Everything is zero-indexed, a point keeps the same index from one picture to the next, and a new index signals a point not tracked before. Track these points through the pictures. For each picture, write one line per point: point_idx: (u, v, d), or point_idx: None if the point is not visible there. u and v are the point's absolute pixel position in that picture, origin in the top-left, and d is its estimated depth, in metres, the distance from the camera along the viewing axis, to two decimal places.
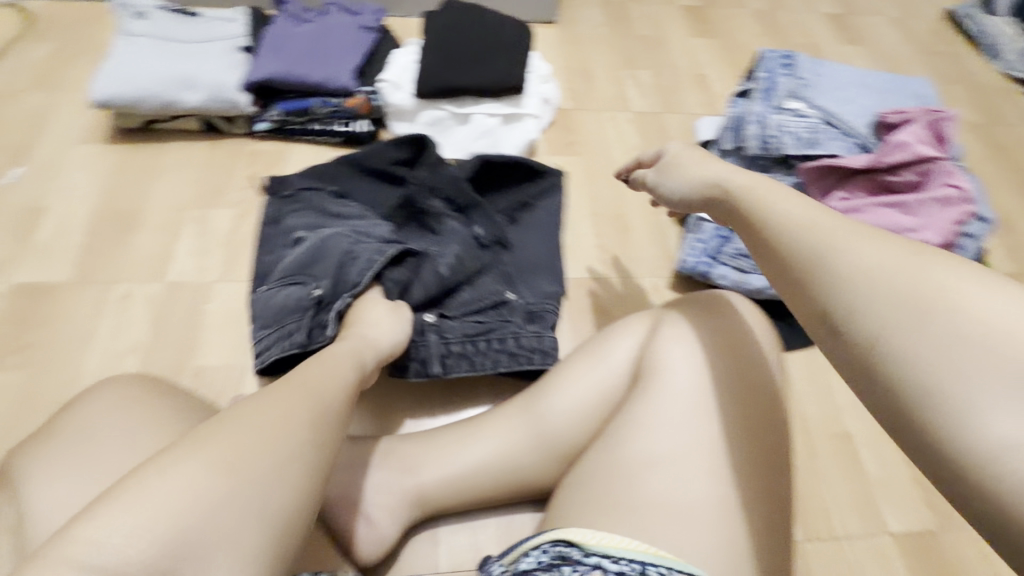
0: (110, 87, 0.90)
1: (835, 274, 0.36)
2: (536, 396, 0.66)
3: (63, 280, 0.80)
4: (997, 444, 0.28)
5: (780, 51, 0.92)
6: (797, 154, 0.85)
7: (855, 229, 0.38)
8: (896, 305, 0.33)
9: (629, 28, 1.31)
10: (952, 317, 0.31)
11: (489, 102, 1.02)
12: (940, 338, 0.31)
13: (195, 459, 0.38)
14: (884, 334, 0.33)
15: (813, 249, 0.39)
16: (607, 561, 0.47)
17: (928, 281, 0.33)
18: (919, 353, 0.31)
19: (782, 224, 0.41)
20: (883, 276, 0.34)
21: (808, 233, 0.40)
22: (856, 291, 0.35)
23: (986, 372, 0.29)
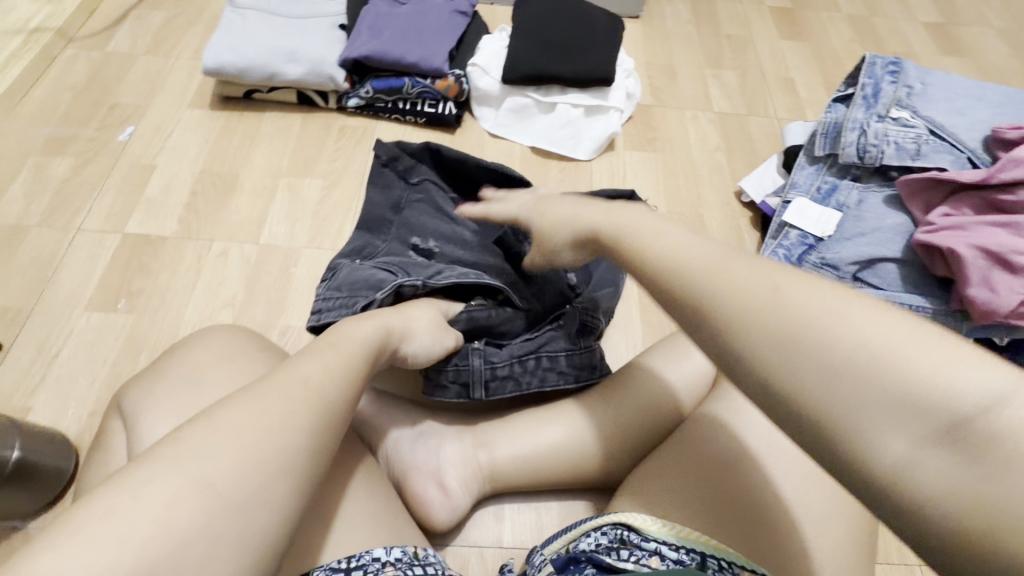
0: (220, 57, 0.96)
1: (708, 301, 0.34)
2: (613, 386, 0.67)
3: (169, 235, 0.86)
4: (889, 470, 0.27)
5: (887, 57, 0.89)
6: (898, 164, 0.83)
7: (729, 254, 0.36)
8: (792, 342, 0.30)
9: (714, 25, 1.28)
10: (829, 342, 0.29)
11: (575, 92, 1.02)
12: (813, 366, 0.29)
13: (191, 460, 0.34)
14: (766, 365, 0.30)
15: (681, 277, 0.36)
16: (665, 548, 0.51)
17: (799, 303, 0.31)
18: (800, 384, 0.29)
19: (662, 248, 0.39)
20: (765, 301, 0.31)
21: (680, 256, 0.37)
22: (727, 317, 0.32)
23: (868, 398, 0.27)
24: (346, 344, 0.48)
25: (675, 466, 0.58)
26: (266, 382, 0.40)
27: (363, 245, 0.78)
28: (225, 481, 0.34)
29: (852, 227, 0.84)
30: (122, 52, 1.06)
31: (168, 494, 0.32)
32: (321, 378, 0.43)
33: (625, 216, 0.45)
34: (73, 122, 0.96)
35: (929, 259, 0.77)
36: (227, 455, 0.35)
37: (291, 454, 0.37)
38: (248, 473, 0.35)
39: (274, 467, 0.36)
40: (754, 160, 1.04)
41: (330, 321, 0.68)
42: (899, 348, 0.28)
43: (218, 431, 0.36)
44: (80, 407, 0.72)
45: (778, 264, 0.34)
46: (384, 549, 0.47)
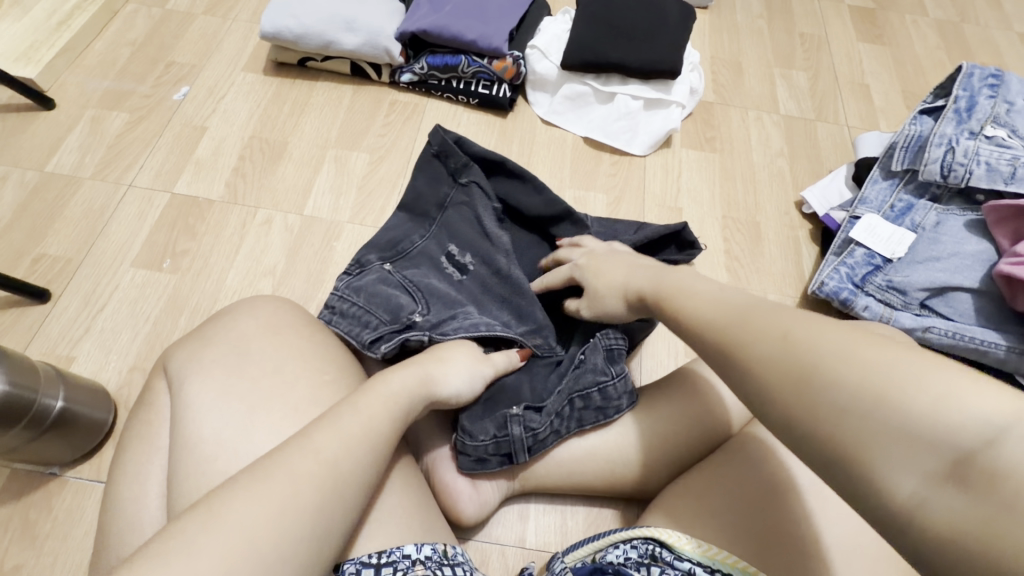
0: (279, 21, 0.94)
1: (731, 347, 0.37)
2: (656, 397, 0.64)
3: (215, 198, 0.86)
4: (903, 506, 0.27)
5: (988, 69, 0.82)
6: (986, 186, 0.77)
7: (756, 301, 0.39)
8: (795, 373, 0.32)
9: (787, 22, 1.21)
10: (831, 381, 0.30)
11: (636, 83, 0.98)
12: (818, 405, 0.30)
13: (184, 557, 0.32)
14: (780, 406, 0.32)
15: (712, 324, 0.40)
16: (699, 571, 0.48)
17: (804, 345, 0.32)
18: (810, 423, 0.31)
19: (701, 307, 0.43)
20: (775, 345, 0.34)
21: (714, 307, 0.41)
22: (744, 360, 0.35)
23: (872, 431, 0.28)
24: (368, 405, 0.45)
25: (702, 485, 0.56)
26: (280, 461, 0.38)
27: (398, 237, 0.72)
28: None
29: (926, 250, 0.79)
30: (182, 10, 1.06)
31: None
32: (335, 454, 0.40)
33: (671, 274, 0.51)
34: (130, 78, 0.97)
35: (1012, 294, 0.71)
36: (222, 552, 0.33)
37: (287, 546, 0.35)
38: (239, 568, 0.33)
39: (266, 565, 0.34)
40: (819, 168, 0.98)
41: (339, 330, 0.63)
42: (900, 383, 0.28)
43: (216, 523, 0.34)
44: (121, 362, 0.73)
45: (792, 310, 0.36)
46: (414, 546, 0.45)
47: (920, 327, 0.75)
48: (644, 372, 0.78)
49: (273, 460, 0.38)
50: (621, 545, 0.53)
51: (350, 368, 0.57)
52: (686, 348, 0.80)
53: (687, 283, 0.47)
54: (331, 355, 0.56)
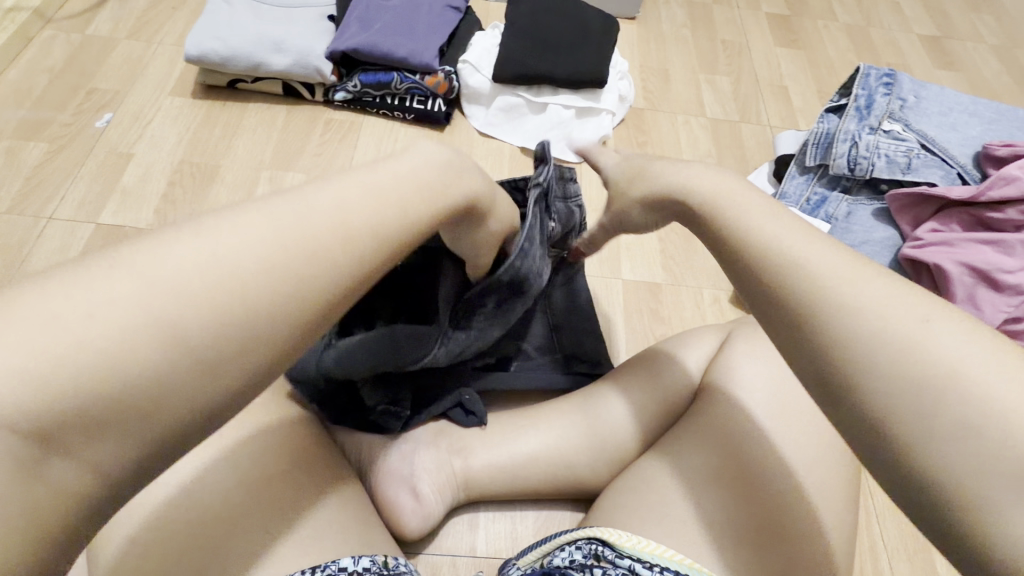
0: (205, 44, 0.94)
1: (848, 336, 0.30)
2: (593, 394, 0.65)
3: (145, 225, 0.83)
4: (1020, 549, 0.24)
5: (881, 69, 0.89)
6: (888, 177, 0.83)
7: (861, 274, 0.32)
8: (912, 381, 0.27)
9: (709, 30, 1.27)
10: (973, 406, 0.26)
11: (567, 93, 1.01)
12: (943, 422, 0.26)
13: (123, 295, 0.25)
14: (891, 408, 0.28)
15: (820, 294, 0.31)
16: (639, 567, 0.48)
17: (936, 348, 0.28)
18: (929, 440, 0.27)
19: (772, 250, 0.35)
20: (918, 348, 0.28)
21: (809, 274, 0.32)
22: (866, 358, 0.29)
23: (997, 464, 0.25)
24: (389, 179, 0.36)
25: (640, 478, 0.56)
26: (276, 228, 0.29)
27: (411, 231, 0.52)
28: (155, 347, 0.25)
29: (840, 239, 0.84)
30: (102, 36, 1.03)
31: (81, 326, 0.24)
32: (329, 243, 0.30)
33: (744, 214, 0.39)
34: (48, 106, 0.93)
35: (915, 275, 0.77)
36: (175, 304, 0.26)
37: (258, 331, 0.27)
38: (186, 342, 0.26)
39: (216, 357, 0.26)
40: (745, 166, 1.03)
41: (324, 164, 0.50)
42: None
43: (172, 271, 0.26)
44: None
45: (921, 304, 0.30)
46: (351, 559, 0.45)
47: None
48: None
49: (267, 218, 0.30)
50: (567, 547, 0.52)
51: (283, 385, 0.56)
52: (628, 347, 0.81)
53: (768, 236, 0.36)
54: None
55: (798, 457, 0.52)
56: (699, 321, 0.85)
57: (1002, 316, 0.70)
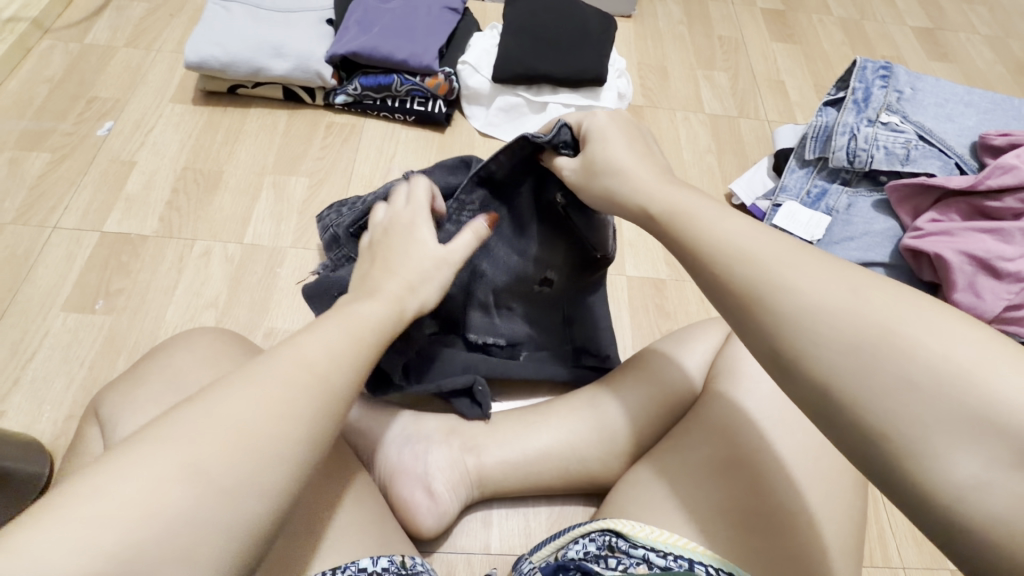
0: (205, 50, 0.94)
1: (785, 317, 0.33)
2: (601, 389, 0.66)
3: (150, 233, 0.84)
4: (959, 487, 0.27)
5: (878, 61, 0.90)
6: (887, 169, 0.84)
7: (800, 255, 0.35)
8: (855, 344, 0.31)
9: (706, 27, 1.28)
10: (908, 363, 0.29)
11: (566, 92, 1.02)
12: (885, 380, 0.30)
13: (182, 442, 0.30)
14: (838, 378, 0.31)
15: (761, 281, 0.35)
16: (653, 555, 0.49)
17: (881, 315, 0.31)
18: (877, 398, 0.30)
19: (732, 233, 0.38)
20: (850, 316, 0.31)
21: (749, 262, 0.36)
22: (803, 334, 0.32)
23: (937, 414, 0.28)
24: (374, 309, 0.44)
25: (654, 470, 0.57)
26: (278, 367, 0.35)
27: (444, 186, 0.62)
28: (218, 465, 0.30)
29: (841, 231, 0.85)
30: (101, 44, 1.03)
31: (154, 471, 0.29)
32: (326, 364, 0.37)
33: (691, 204, 0.42)
34: (49, 116, 0.93)
35: (917, 266, 0.79)
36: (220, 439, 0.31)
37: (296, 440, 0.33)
38: (238, 458, 0.31)
39: (269, 480, 0.32)
40: (745, 160, 1.04)
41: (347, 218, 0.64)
42: (977, 373, 0.28)
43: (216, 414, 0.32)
44: (56, 412, 0.70)
45: (849, 276, 0.33)
46: (369, 559, 0.46)
47: None
48: None
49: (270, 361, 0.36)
50: (581, 540, 0.53)
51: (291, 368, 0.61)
52: (634, 343, 0.82)
53: (721, 227, 0.38)
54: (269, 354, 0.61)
55: (806, 447, 0.53)
56: (703, 316, 0.86)
57: (1003, 303, 0.72)
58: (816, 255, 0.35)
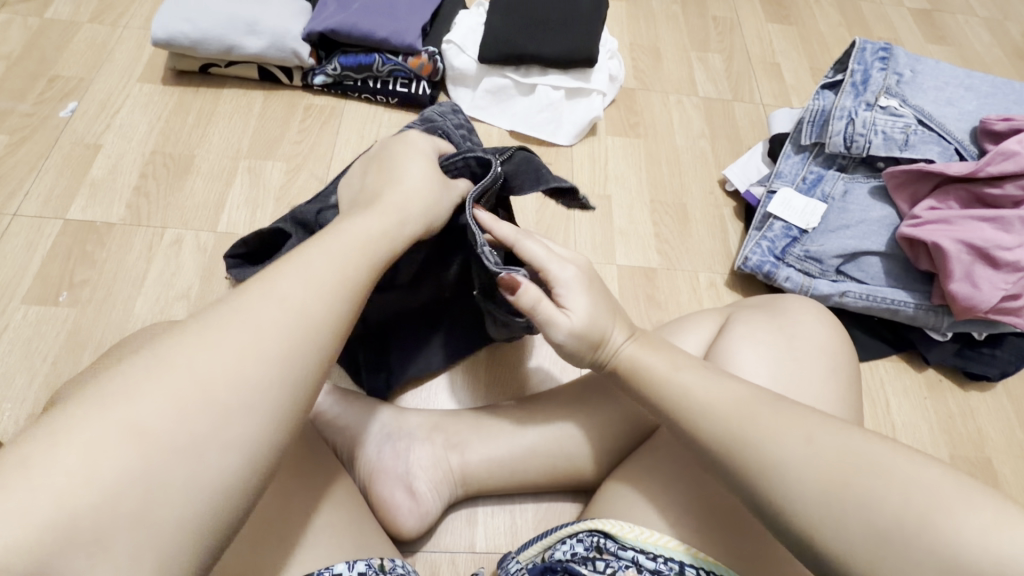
0: (174, 27, 0.89)
1: (759, 476, 0.37)
2: (590, 384, 0.64)
3: (116, 221, 0.79)
4: None
5: (877, 43, 0.87)
6: (886, 155, 0.82)
7: (756, 403, 0.39)
8: (829, 496, 0.34)
9: (700, 6, 1.23)
10: (877, 512, 0.32)
11: (556, 73, 0.97)
12: (860, 529, 0.33)
13: (125, 402, 0.28)
14: (819, 528, 0.34)
15: (730, 434, 0.39)
16: (643, 558, 0.47)
17: (844, 458, 0.35)
18: (850, 548, 0.33)
19: (694, 389, 0.42)
20: (811, 470, 0.35)
21: (713, 419, 0.40)
22: (774, 496, 0.36)
23: (908, 560, 0.31)
24: (359, 228, 0.42)
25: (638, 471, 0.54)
26: (237, 323, 0.32)
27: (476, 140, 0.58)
28: (165, 425, 0.28)
29: (837, 218, 0.82)
30: (63, 19, 0.97)
31: (94, 436, 0.26)
32: (300, 302, 0.34)
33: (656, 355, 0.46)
34: (7, 95, 0.88)
35: (914, 255, 0.77)
36: (173, 396, 0.29)
37: (254, 394, 0.31)
38: (194, 415, 0.29)
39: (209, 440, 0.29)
40: (739, 146, 1.01)
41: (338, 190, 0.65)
42: (932, 516, 0.31)
43: (167, 368, 0.29)
44: (17, 409, 0.66)
45: (814, 426, 0.37)
46: (345, 564, 0.43)
47: (837, 293, 0.79)
48: None
49: (223, 311, 0.33)
50: (568, 540, 0.51)
51: None
52: None
53: (680, 381, 0.43)
54: None
55: None
56: (694, 307, 0.84)
57: (1000, 293, 0.71)
58: (772, 400, 0.40)
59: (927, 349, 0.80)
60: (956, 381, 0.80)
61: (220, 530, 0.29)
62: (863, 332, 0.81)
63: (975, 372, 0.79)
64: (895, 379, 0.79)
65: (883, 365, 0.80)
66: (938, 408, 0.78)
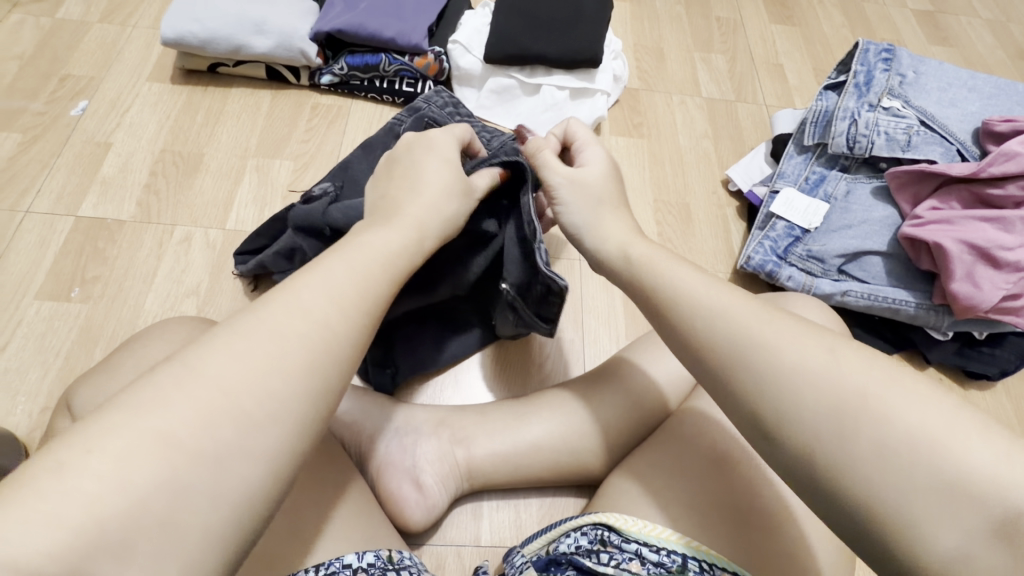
0: (183, 27, 0.90)
1: (762, 388, 0.35)
2: (594, 381, 0.65)
3: (127, 218, 0.80)
4: (940, 557, 0.29)
5: (881, 44, 0.87)
6: (888, 156, 0.82)
7: (765, 318, 0.38)
8: (834, 413, 0.33)
9: (704, 7, 1.24)
10: (883, 436, 0.31)
11: (560, 73, 0.98)
12: (866, 450, 0.31)
13: (154, 412, 0.29)
14: (818, 445, 0.33)
15: (735, 345, 0.37)
16: (646, 550, 0.47)
17: (853, 379, 0.33)
18: (855, 460, 0.32)
19: (701, 301, 0.40)
20: (818, 386, 0.34)
21: (725, 324, 0.38)
22: (783, 403, 0.34)
23: (915, 485, 0.30)
24: (379, 239, 0.43)
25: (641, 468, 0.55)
26: (260, 330, 0.33)
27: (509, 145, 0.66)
28: (187, 432, 0.29)
29: (839, 219, 0.83)
30: (74, 19, 0.98)
31: (122, 439, 0.28)
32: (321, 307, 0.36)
33: (666, 268, 0.44)
34: (20, 94, 0.89)
35: (915, 254, 0.78)
36: (196, 405, 0.30)
37: (274, 397, 0.32)
38: (219, 421, 0.30)
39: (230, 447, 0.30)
40: (741, 146, 1.02)
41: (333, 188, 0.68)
42: (946, 438, 0.30)
43: (194, 378, 0.30)
44: (31, 403, 0.67)
45: (825, 345, 0.35)
46: (355, 555, 0.44)
47: (839, 292, 0.80)
48: (588, 357, 0.78)
49: (244, 321, 0.34)
50: (573, 533, 0.52)
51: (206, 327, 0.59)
52: (628, 332, 0.80)
53: (685, 292, 0.42)
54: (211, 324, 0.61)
55: None
56: None
57: (1001, 293, 0.72)
58: (782, 318, 0.38)
59: (928, 348, 0.80)
60: (956, 380, 0.81)
61: (243, 539, 0.30)
62: (864, 331, 0.82)
63: (975, 371, 0.80)
64: None
65: None
66: None
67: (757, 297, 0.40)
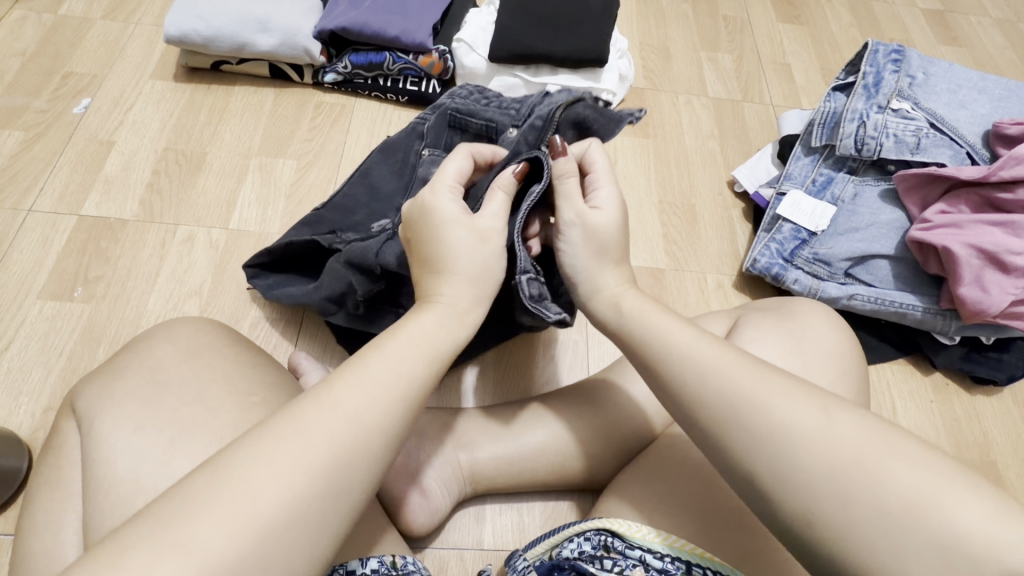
0: (185, 25, 0.89)
1: (754, 455, 0.36)
2: (599, 387, 0.65)
3: (131, 218, 0.80)
4: None
5: (890, 45, 0.86)
6: (897, 158, 0.82)
7: (760, 375, 0.38)
8: (825, 480, 0.34)
9: (710, 5, 1.23)
10: (876, 499, 0.32)
11: (566, 73, 0.97)
12: (861, 514, 0.32)
13: (183, 500, 0.30)
14: (815, 505, 0.33)
15: (731, 403, 0.38)
16: (650, 557, 0.47)
17: (845, 441, 0.34)
18: (848, 522, 0.32)
19: (689, 363, 0.41)
20: (808, 452, 0.34)
21: (720, 382, 0.39)
22: (776, 467, 0.35)
23: (910, 551, 0.31)
24: (411, 317, 0.43)
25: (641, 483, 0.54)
26: (290, 414, 0.34)
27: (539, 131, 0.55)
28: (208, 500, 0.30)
29: (847, 221, 0.83)
30: (77, 14, 0.98)
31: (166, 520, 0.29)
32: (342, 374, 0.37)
33: (656, 319, 0.45)
34: (23, 91, 0.89)
35: (923, 258, 0.77)
36: (225, 483, 0.31)
37: (294, 451, 0.33)
38: (245, 496, 0.31)
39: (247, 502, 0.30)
40: (748, 147, 1.01)
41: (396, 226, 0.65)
42: (938, 500, 0.31)
43: (219, 478, 0.31)
44: (33, 403, 0.67)
45: (815, 402, 0.36)
46: (358, 561, 0.44)
47: (845, 296, 0.79)
48: (593, 361, 0.78)
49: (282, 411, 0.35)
50: (576, 538, 0.51)
51: (212, 329, 0.59)
52: None
53: (676, 349, 0.42)
54: (215, 325, 0.61)
55: None
56: (703, 308, 0.84)
57: (1009, 298, 0.71)
58: (772, 374, 0.39)
59: (933, 353, 0.80)
60: (962, 385, 0.80)
61: None
62: (870, 335, 0.82)
63: (982, 377, 0.79)
64: (902, 382, 0.79)
65: (890, 368, 0.81)
66: (944, 411, 0.78)
67: (747, 351, 0.41)
